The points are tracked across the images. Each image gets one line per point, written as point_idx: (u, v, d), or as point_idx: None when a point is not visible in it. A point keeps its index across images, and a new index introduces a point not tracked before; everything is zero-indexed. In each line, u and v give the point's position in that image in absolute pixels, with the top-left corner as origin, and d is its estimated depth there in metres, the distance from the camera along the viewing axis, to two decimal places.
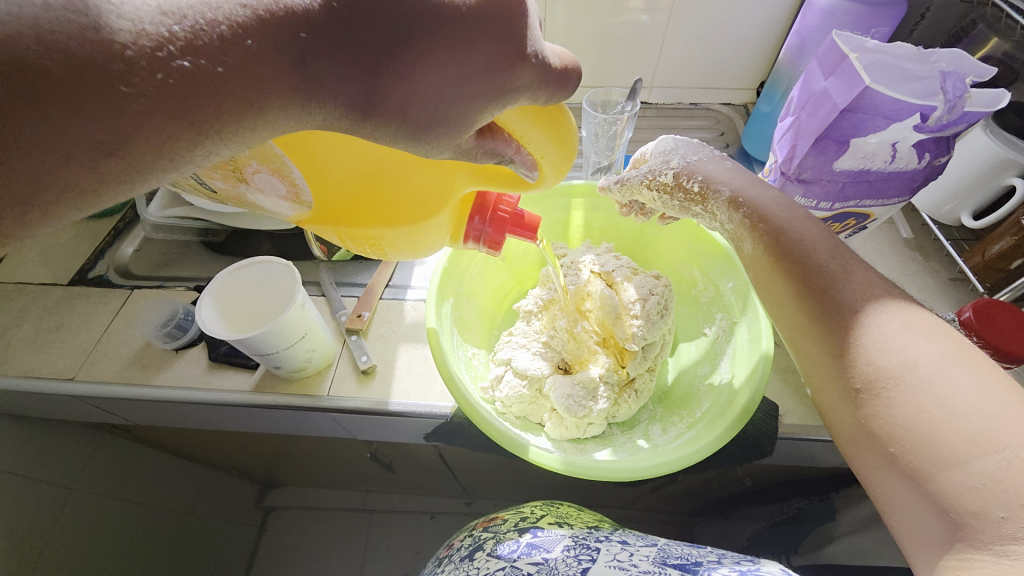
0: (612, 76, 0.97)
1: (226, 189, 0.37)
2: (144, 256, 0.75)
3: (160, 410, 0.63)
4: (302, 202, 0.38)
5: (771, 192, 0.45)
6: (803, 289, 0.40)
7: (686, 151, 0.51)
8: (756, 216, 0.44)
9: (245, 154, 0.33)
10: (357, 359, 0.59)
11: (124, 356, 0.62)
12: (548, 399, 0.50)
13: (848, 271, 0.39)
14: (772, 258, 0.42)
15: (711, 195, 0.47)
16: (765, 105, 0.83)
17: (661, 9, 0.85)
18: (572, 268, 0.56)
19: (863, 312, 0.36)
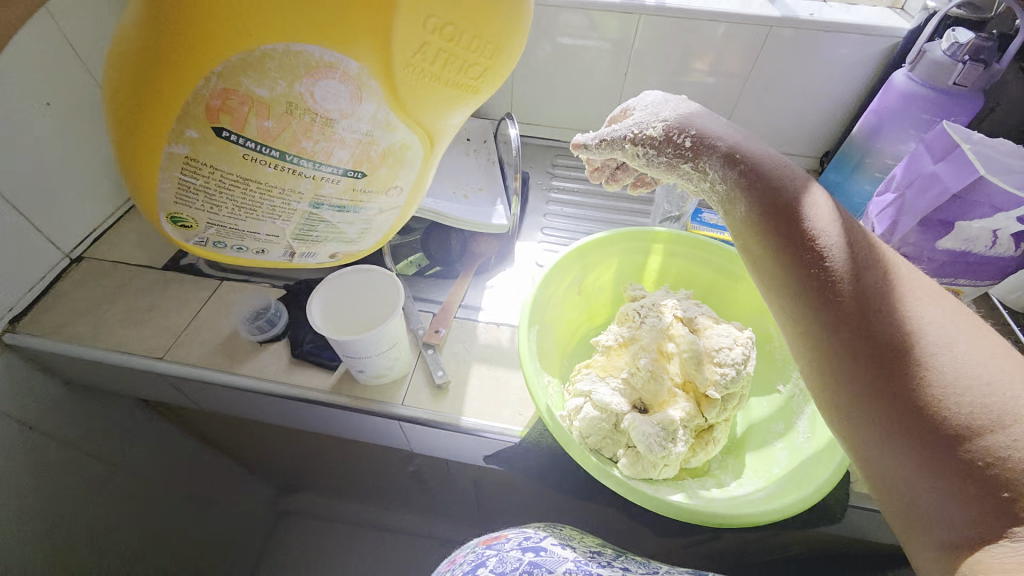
0: None
1: (359, 156, 0.36)
2: None
3: (233, 397, 0.66)
4: (369, 88, 0.33)
5: (765, 151, 0.47)
6: (805, 254, 0.41)
7: (672, 106, 0.52)
8: (758, 172, 0.45)
9: (281, 85, 0.31)
10: (433, 373, 0.62)
11: (211, 342, 0.65)
12: (627, 436, 0.51)
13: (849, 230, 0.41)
14: (784, 223, 0.42)
15: (704, 150, 0.48)
16: (834, 175, 0.87)
17: (727, 73, 0.91)
18: (654, 311, 0.57)
19: (870, 285, 0.38)
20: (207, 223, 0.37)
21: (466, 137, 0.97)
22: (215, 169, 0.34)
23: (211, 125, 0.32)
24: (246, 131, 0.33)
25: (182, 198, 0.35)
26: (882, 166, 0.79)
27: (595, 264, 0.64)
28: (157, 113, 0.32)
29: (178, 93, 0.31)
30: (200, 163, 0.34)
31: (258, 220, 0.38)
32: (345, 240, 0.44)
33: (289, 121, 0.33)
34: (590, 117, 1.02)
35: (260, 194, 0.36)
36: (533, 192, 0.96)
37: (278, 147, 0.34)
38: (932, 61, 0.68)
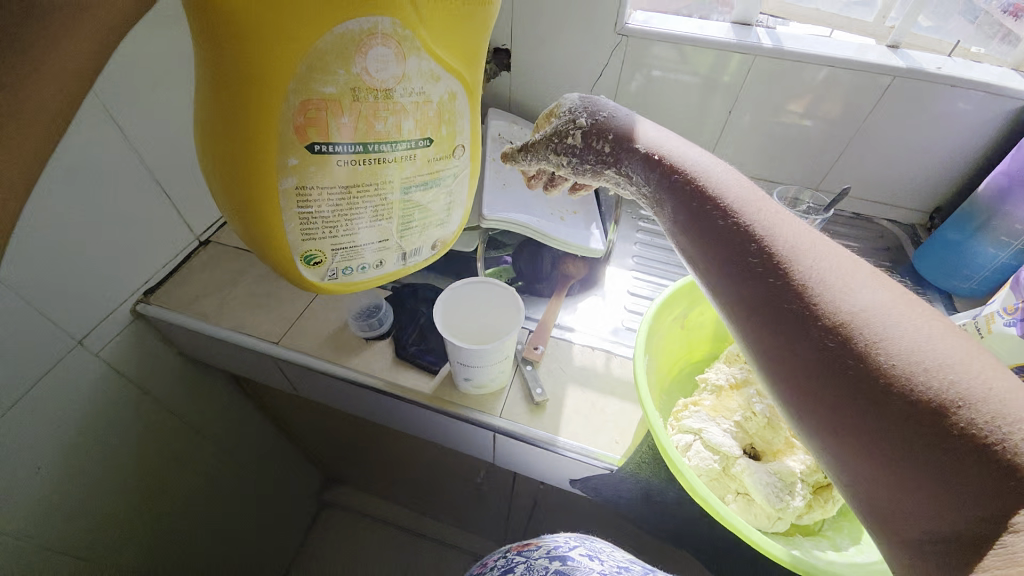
0: (778, 172, 1.00)
1: (422, 121, 0.38)
2: None
3: (335, 388, 0.69)
4: (405, 40, 0.33)
5: (690, 149, 0.46)
6: (736, 239, 0.38)
7: (583, 107, 0.51)
8: (695, 178, 0.43)
9: (336, 67, 0.32)
10: (532, 390, 0.62)
11: (322, 333, 0.69)
12: (740, 481, 0.50)
13: (744, 209, 0.39)
14: (704, 214, 0.41)
15: (624, 156, 0.48)
16: (953, 234, 0.82)
17: (825, 118, 0.90)
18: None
19: (801, 272, 0.34)
20: (331, 248, 0.41)
21: None
22: (322, 191, 0.37)
23: (303, 144, 0.34)
24: (332, 138, 0.35)
25: (302, 222, 0.38)
26: (1007, 231, 0.74)
27: (705, 301, 0.64)
28: (265, 139, 0.34)
29: (264, 119, 0.33)
30: (308, 189, 0.37)
31: (356, 228, 0.41)
32: (438, 221, 0.46)
33: (359, 108, 0.34)
34: None
35: (360, 189, 0.38)
36: (623, 219, 0.97)
37: (365, 142, 0.36)
38: None
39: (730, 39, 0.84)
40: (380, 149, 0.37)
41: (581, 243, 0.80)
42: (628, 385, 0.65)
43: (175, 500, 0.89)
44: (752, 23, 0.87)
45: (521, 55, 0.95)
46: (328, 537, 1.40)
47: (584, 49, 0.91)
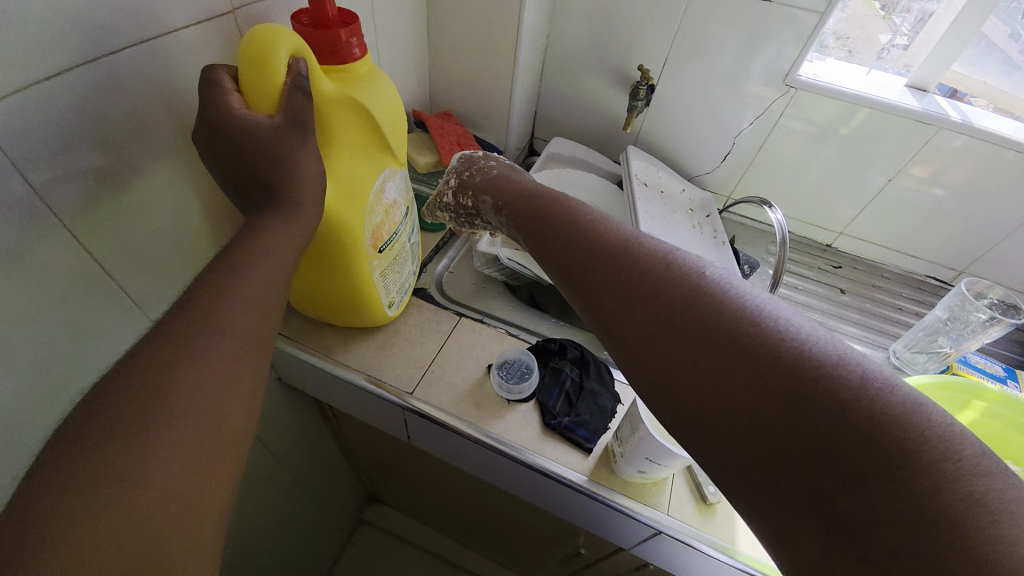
0: (925, 248, 0.92)
1: (407, 200, 0.61)
2: (457, 281, 0.79)
3: (464, 448, 0.62)
4: (395, 172, 0.56)
5: (521, 183, 0.51)
6: (622, 266, 0.38)
7: (457, 167, 0.59)
8: (551, 199, 0.47)
9: (378, 212, 0.54)
10: (704, 488, 0.55)
11: (458, 387, 0.62)
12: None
13: (620, 230, 0.41)
14: (595, 240, 0.41)
15: (479, 205, 0.55)
16: None
17: (987, 199, 0.82)
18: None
19: (681, 298, 0.35)
20: (398, 296, 0.65)
21: (689, 207, 0.92)
22: (384, 270, 0.59)
23: (375, 250, 0.56)
24: (385, 237, 0.57)
25: (383, 293, 0.61)
26: None
27: None
28: (353, 266, 0.54)
29: (353, 252, 0.53)
30: (382, 273, 0.59)
31: (407, 274, 0.66)
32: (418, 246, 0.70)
33: (393, 219, 0.57)
34: (823, 211, 0.95)
35: (398, 261, 0.62)
36: (754, 279, 0.89)
37: (395, 230, 0.58)
38: None
39: (916, 107, 0.77)
40: (392, 235, 0.58)
41: None
42: None
43: (240, 526, 0.82)
44: (929, 90, 0.81)
45: (665, 93, 0.89)
46: (362, 559, 1.33)
47: (743, 96, 0.85)
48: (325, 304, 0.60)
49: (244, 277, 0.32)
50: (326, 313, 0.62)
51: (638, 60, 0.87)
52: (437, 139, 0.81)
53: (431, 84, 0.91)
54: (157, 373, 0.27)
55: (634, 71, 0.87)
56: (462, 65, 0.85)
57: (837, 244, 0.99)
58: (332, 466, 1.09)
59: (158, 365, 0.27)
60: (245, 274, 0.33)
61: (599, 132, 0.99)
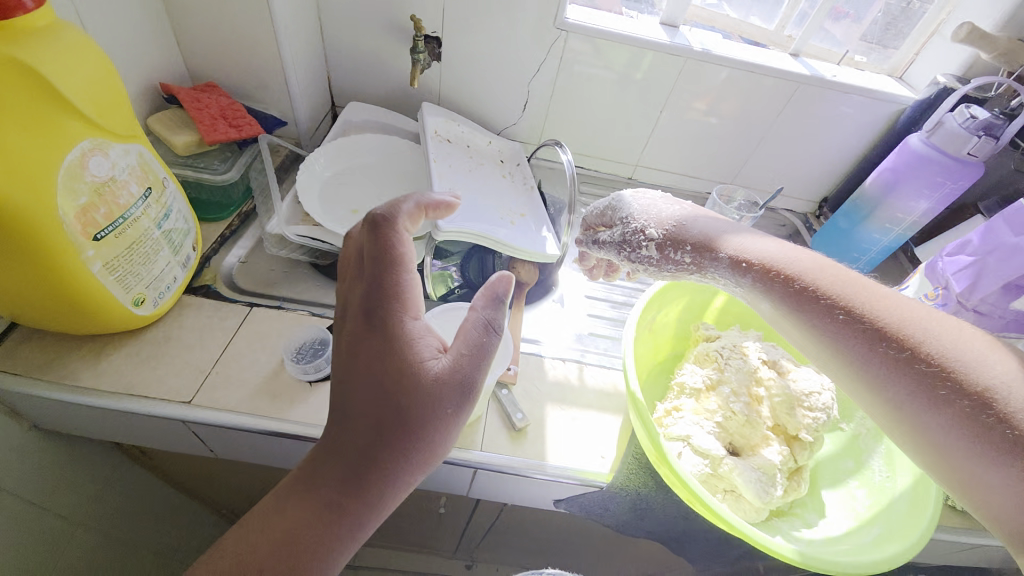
0: (702, 169, 1.05)
1: (145, 179, 0.55)
2: (252, 271, 0.71)
3: (274, 445, 0.57)
4: (104, 142, 0.50)
5: (767, 246, 0.48)
6: (830, 334, 0.41)
7: (648, 216, 0.56)
8: (788, 262, 0.45)
9: (84, 189, 0.47)
10: (512, 416, 0.58)
11: (251, 382, 0.56)
12: (729, 480, 0.51)
13: (829, 289, 0.42)
14: (812, 313, 0.42)
15: (706, 261, 0.51)
16: (844, 222, 0.92)
17: (741, 120, 0.95)
18: (735, 352, 0.59)
19: (887, 309, 0.40)
20: (153, 294, 0.57)
21: (499, 158, 0.93)
22: (116, 261, 0.52)
23: (90, 238, 0.48)
24: (104, 222, 0.49)
25: (121, 289, 0.53)
26: (891, 218, 0.85)
27: (670, 302, 0.66)
28: (57, 257, 0.46)
29: (52, 242, 0.45)
30: (112, 265, 0.51)
31: (165, 265, 0.59)
32: (186, 231, 0.63)
33: (114, 200, 0.50)
34: (618, 148, 1.02)
35: (140, 251, 0.54)
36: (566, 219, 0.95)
37: (124, 214, 0.52)
38: (947, 132, 0.75)
39: (669, 42, 0.86)
40: (119, 219, 0.51)
41: (536, 249, 0.76)
42: (603, 395, 0.64)
43: None
44: (679, 26, 0.91)
45: (452, 46, 0.87)
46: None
47: (523, 42, 0.86)
48: (49, 316, 0.51)
49: (378, 456, 0.39)
50: (51, 323, 0.52)
51: (414, 12, 0.83)
52: (192, 114, 0.70)
53: (181, 51, 0.78)
54: (268, 531, 0.37)
55: (408, 22, 0.83)
56: (210, 25, 0.74)
57: (636, 176, 1.07)
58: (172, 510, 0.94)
59: (261, 518, 0.38)
60: (326, 467, 0.39)
61: (397, 93, 0.94)
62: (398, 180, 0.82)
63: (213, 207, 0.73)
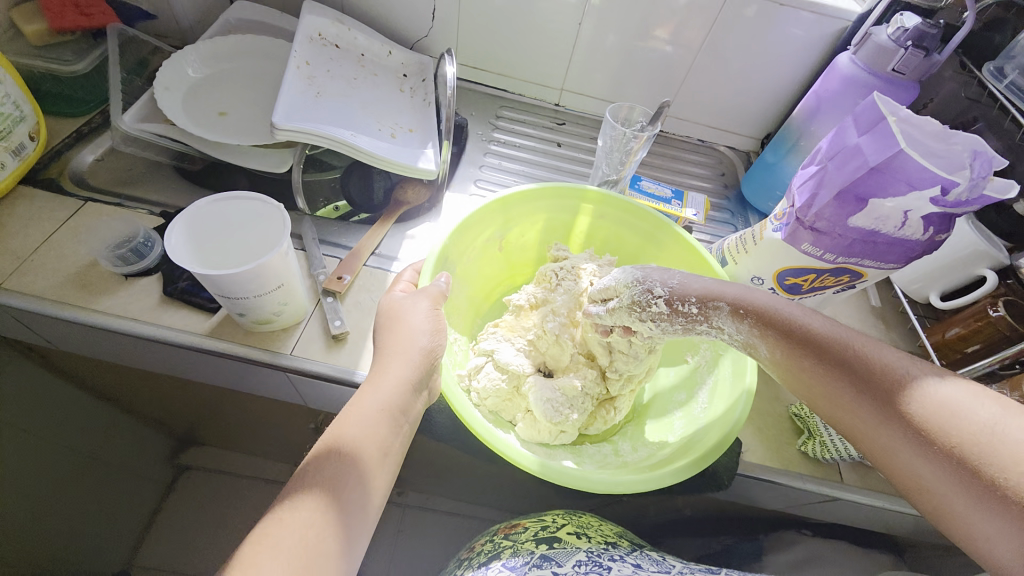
0: (633, 95, 0.96)
1: None
2: (107, 168, 0.68)
3: (94, 339, 0.56)
4: None
5: (768, 296, 0.43)
6: (834, 387, 0.39)
7: (653, 274, 0.46)
8: (797, 320, 0.41)
9: None
10: (329, 323, 0.56)
11: (65, 271, 0.55)
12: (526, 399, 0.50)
13: (837, 339, 0.40)
14: (818, 363, 0.40)
15: (711, 311, 0.43)
16: (770, 156, 0.84)
17: (670, 36, 0.85)
18: (572, 274, 0.56)
19: (852, 374, 0.38)
20: None
21: (402, 72, 0.86)
22: None
23: None
24: None
25: None
26: (813, 151, 0.77)
27: (518, 219, 0.60)
28: None
29: None
30: None
31: None
32: (18, 118, 0.60)
33: None
34: (539, 69, 0.94)
35: None
36: (470, 141, 0.90)
37: None
38: (876, 45, 0.66)
39: None
40: None
41: (409, 164, 0.71)
42: None
43: None
44: None
45: None
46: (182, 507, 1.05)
47: None
48: None
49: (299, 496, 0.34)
50: None
51: None
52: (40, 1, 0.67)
53: None
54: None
55: None
56: None
57: (564, 102, 0.99)
58: (59, 407, 0.74)
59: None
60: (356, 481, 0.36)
61: None
62: (274, 86, 0.76)
63: (68, 101, 0.70)
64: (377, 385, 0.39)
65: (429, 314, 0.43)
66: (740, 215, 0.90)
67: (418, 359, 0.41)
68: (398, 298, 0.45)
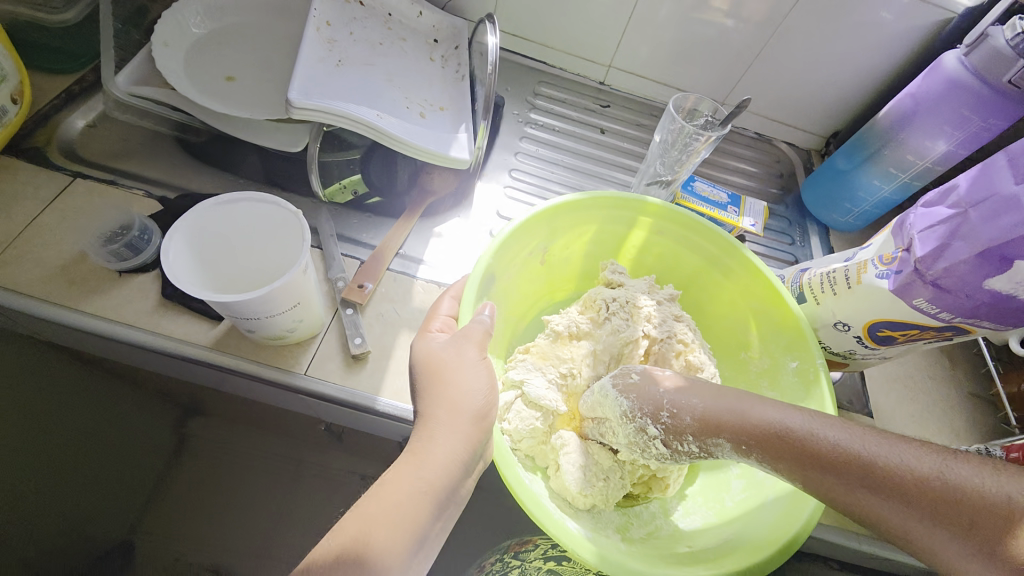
0: (689, 79, 0.85)
1: None
2: (99, 136, 0.60)
3: (85, 342, 0.50)
4: None
5: (770, 412, 0.38)
6: (871, 506, 0.33)
7: (640, 408, 0.42)
8: (808, 438, 0.36)
9: None
10: (349, 340, 0.49)
11: (50, 263, 0.48)
12: (559, 454, 0.46)
13: (851, 449, 0.34)
14: (841, 485, 0.34)
15: (713, 448, 0.40)
16: (842, 162, 0.75)
17: (743, 15, 0.74)
18: (630, 316, 0.51)
19: (889, 489, 0.33)
20: None
21: (432, 37, 0.75)
22: None
23: None
24: None
25: None
26: (898, 162, 0.67)
27: (565, 231, 0.53)
28: None
29: None
30: None
31: None
32: None
33: None
34: (588, 42, 0.82)
35: None
36: (504, 121, 0.81)
37: None
38: (991, 49, 0.56)
39: None
40: None
41: (440, 151, 0.62)
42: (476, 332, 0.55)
43: None
44: None
45: None
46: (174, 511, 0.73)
47: None
48: None
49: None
50: None
51: None
52: None
53: None
54: None
55: None
56: None
57: (609, 81, 0.88)
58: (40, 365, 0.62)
59: None
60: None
61: None
62: (288, 48, 0.67)
63: (58, 55, 0.61)
64: (418, 459, 0.34)
65: (480, 368, 0.38)
66: (797, 225, 0.82)
67: (470, 425, 0.36)
68: (436, 342, 0.39)
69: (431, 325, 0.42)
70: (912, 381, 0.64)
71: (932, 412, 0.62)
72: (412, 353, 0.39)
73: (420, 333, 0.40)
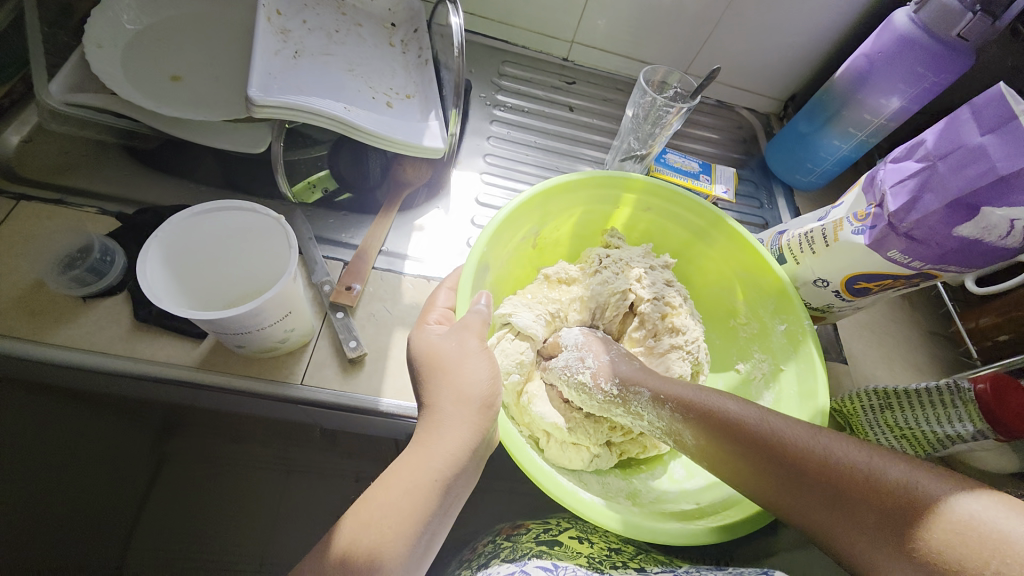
0: (652, 50, 0.85)
1: None
2: (37, 151, 0.55)
3: (55, 376, 0.46)
4: None
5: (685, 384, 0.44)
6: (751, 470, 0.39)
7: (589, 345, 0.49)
8: (705, 415, 0.41)
9: None
10: (344, 344, 0.48)
11: (4, 295, 0.44)
12: (530, 407, 0.48)
13: (741, 424, 0.40)
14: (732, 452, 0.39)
15: (632, 396, 0.45)
16: (804, 124, 0.78)
17: None
18: (621, 270, 0.53)
19: (764, 451, 0.38)
20: None
21: (389, 21, 0.72)
22: None
23: None
24: None
25: None
26: (855, 121, 0.70)
27: (556, 214, 0.54)
28: None
29: None
30: None
31: None
32: None
33: None
34: (549, 18, 0.81)
35: None
36: (473, 105, 0.79)
37: None
38: (940, 5, 0.58)
39: None
40: None
41: (412, 141, 0.59)
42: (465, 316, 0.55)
43: None
44: None
45: None
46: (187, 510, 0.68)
47: None
48: None
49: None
50: None
51: None
52: None
53: None
54: None
55: None
56: None
57: (573, 57, 0.87)
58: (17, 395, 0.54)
59: None
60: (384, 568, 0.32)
61: None
62: (237, 43, 0.62)
63: None
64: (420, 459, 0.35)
65: (481, 357, 0.38)
66: (763, 188, 0.84)
67: (476, 415, 0.36)
68: (432, 335, 0.39)
69: (428, 317, 0.43)
70: (880, 327, 0.69)
71: (900, 355, 0.67)
72: (409, 345, 0.39)
73: (420, 324, 0.41)
